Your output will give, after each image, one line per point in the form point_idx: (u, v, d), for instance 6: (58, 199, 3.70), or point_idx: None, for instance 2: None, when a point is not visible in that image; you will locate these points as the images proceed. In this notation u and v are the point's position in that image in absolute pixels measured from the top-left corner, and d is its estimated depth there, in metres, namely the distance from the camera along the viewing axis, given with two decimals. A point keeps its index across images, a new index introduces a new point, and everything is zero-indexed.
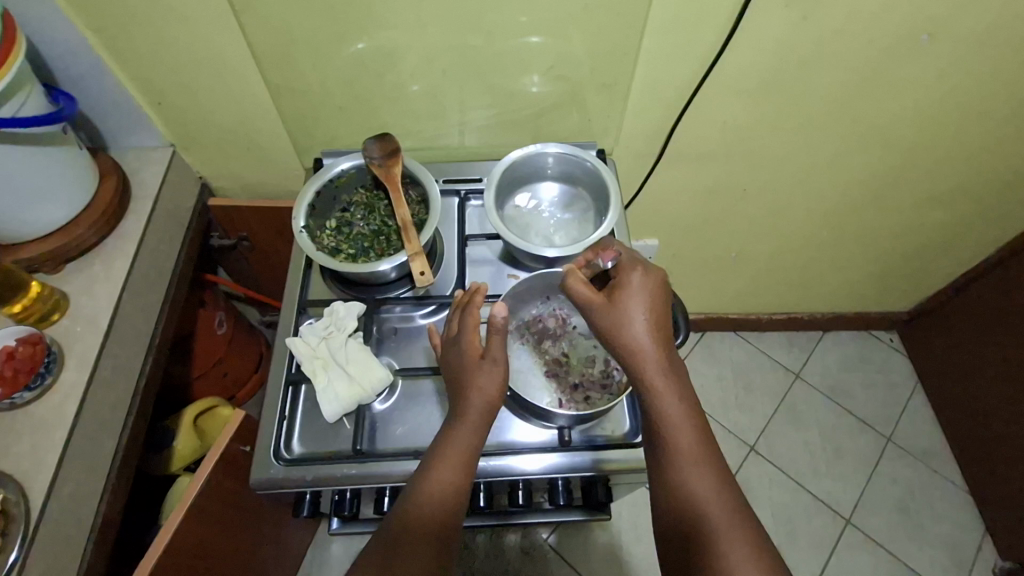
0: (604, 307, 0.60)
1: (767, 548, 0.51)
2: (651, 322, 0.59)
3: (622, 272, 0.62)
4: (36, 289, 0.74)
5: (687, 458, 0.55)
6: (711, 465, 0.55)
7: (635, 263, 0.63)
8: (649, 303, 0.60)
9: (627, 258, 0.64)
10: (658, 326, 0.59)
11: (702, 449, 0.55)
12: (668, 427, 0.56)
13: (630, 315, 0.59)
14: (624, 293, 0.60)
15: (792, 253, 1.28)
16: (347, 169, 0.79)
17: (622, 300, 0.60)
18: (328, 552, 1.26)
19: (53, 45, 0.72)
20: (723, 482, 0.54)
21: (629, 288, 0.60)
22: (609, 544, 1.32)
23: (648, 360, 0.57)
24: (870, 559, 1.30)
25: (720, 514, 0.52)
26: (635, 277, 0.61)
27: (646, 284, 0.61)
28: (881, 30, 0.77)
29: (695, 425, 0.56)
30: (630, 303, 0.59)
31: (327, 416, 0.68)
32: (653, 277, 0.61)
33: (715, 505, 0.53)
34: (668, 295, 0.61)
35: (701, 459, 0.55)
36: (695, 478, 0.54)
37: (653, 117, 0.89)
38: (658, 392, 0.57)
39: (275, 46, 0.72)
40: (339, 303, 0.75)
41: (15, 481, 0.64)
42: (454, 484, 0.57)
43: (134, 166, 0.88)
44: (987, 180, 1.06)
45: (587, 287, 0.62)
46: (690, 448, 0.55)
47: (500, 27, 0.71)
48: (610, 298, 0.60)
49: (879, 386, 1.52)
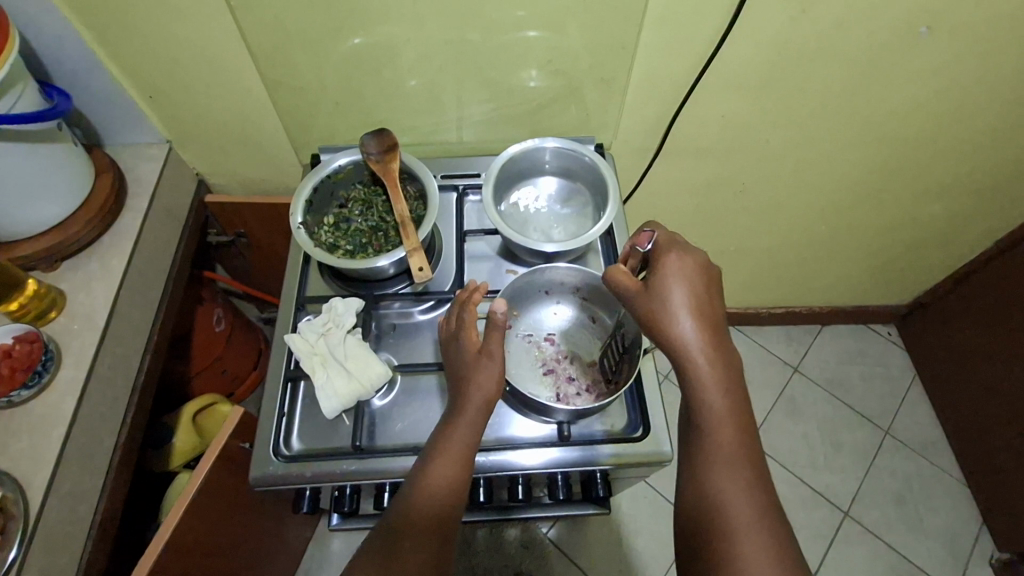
0: (644, 293, 0.61)
1: (790, 549, 0.51)
2: (694, 311, 0.59)
3: (665, 257, 0.62)
4: (32, 287, 0.73)
5: (720, 451, 0.55)
6: (742, 461, 0.54)
7: (680, 249, 0.63)
8: (693, 292, 0.60)
9: (668, 241, 0.63)
10: (702, 315, 0.59)
11: (736, 444, 0.55)
12: (704, 416, 0.56)
13: (672, 302, 0.59)
14: (666, 278, 0.60)
15: (791, 247, 1.28)
16: (343, 165, 0.78)
17: (665, 285, 0.60)
18: (328, 548, 1.26)
19: (46, 41, 0.71)
20: (753, 479, 0.54)
21: (672, 274, 0.60)
22: (609, 538, 1.32)
23: (690, 348, 0.57)
24: (868, 551, 1.31)
25: (745, 510, 0.52)
26: (676, 262, 0.61)
27: (688, 272, 0.61)
28: (880, 23, 0.77)
29: (732, 418, 0.56)
30: (672, 289, 0.60)
31: (327, 413, 0.68)
32: (697, 265, 0.61)
33: (741, 500, 0.53)
34: (711, 284, 0.61)
35: (733, 454, 0.55)
36: (725, 471, 0.54)
37: (652, 111, 0.88)
38: (698, 381, 0.57)
39: (270, 41, 0.71)
40: (337, 299, 0.74)
41: (13, 479, 0.64)
42: (451, 480, 0.57)
43: (129, 162, 0.87)
44: (986, 173, 1.06)
45: (630, 277, 0.63)
46: (725, 441, 0.55)
47: (498, 21, 0.71)
48: (653, 283, 0.61)
49: (877, 379, 1.52)
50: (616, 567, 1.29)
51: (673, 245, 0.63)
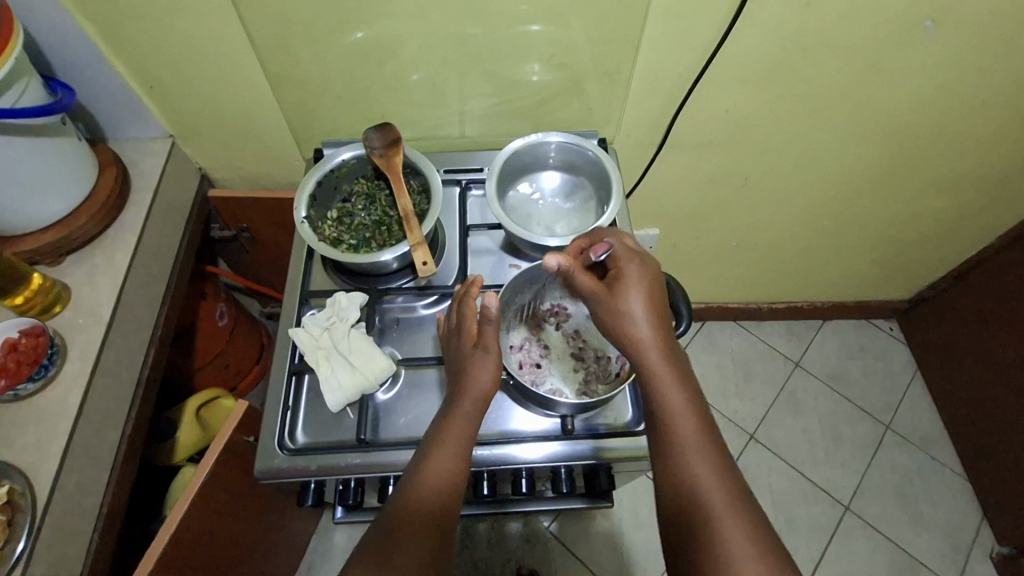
0: (607, 297, 0.61)
1: (771, 535, 0.51)
2: (648, 312, 0.60)
3: (613, 264, 0.63)
4: (38, 281, 0.74)
5: (689, 447, 0.55)
6: (713, 454, 0.55)
7: (628, 253, 0.64)
8: (646, 293, 0.61)
9: (620, 246, 0.64)
10: (656, 315, 0.60)
11: (704, 437, 0.56)
12: (669, 415, 0.57)
13: (625, 307, 0.60)
14: (618, 284, 0.61)
15: (793, 242, 1.28)
16: (347, 159, 0.78)
17: (623, 290, 0.61)
18: (332, 541, 1.27)
19: (50, 35, 0.71)
20: (725, 469, 0.54)
21: (628, 279, 0.61)
22: (610, 532, 1.33)
23: (648, 349, 0.59)
24: (869, 544, 1.32)
25: (721, 500, 0.52)
26: (626, 268, 0.62)
27: (638, 275, 0.62)
28: (885, 17, 0.77)
29: (695, 411, 0.57)
30: (626, 293, 0.60)
31: (331, 406, 0.69)
32: (646, 267, 0.63)
33: (716, 491, 0.53)
34: (664, 284, 0.63)
35: (702, 447, 0.55)
36: (696, 465, 0.54)
37: (654, 105, 0.88)
38: (658, 380, 0.58)
39: (274, 35, 0.71)
40: (341, 294, 0.75)
41: (21, 472, 0.65)
42: (454, 473, 0.58)
43: (133, 157, 0.87)
44: (989, 167, 1.06)
45: (591, 277, 0.62)
46: (693, 436, 0.56)
47: (501, 15, 0.71)
48: (612, 289, 0.61)
49: (877, 374, 1.52)
50: (617, 560, 1.29)
51: (621, 250, 0.64)
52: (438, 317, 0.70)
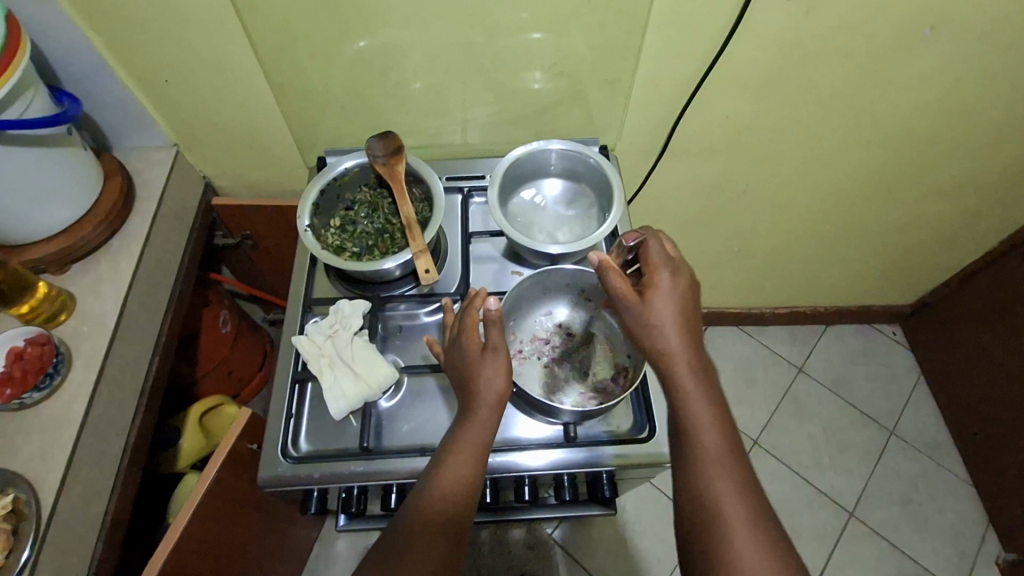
0: (634, 302, 0.60)
1: (786, 549, 0.52)
2: (679, 322, 0.60)
3: (651, 270, 0.63)
4: (43, 290, 0.74)
5: (708, 453, 0.55)
6: (732, 463, 0.55)
7: (667, 262, 0.63)
8: (679, 303, 0.61)
9: (659, 252, 0.64)
10: (686, 323, 0.60)
11: (724, 446, 0.56)
12: (690, 422, 0.57)
13: (661, 316, 0.59)
14: (656, 293, 0.60)
15: (796, 247, 1.28)
16: (350, 167, 0.80)
17: (653, 299, 0.60)
18: (334, 549, 1.27)
19: (56, 47, 0.72)
20: (742, 479, 0.54)
21: (659, 289, 0.61)
22: (614, 539, 1.32)
23: (675, 358, 0.58)
24: (873, 551, 1.31)
25: (738, 508, 0.53)
26: (665, 278, 0.61)
27: (675, 288, 0.61)
28: (884, 24, 0.77)
29: (718, 421, 0.57)
30: (660, 304, 0.60)
31: (334, 414, 0.69)
32: (685, 280, 0.62)
33: (733, 499, 0.53)
34: (698, 296, 0.63)
35: (722, 458, 0.55)
36: (714, 472, 0.54)
37: (657, 113, 0.89)
38: (682, 388, 0.57)
39: (277, 43, 0.71)
40: (344, 302, 0.75)
41: (26, 480, 0.65)
42: (467, 476, 0.58)
43: (137, 166, 0.88)
44: (992, 172, 1.06)
45: (621, 278, 0.62)
46: (714, 446, 0.55)
47: (502, 23, 0.71)
48: (642, 296, 0.61)
49: (881, 379, 1.52)
50: (621, 566, 1.29)
51: (663, 256, 0.63)
52: (428, 339, 0.68)
